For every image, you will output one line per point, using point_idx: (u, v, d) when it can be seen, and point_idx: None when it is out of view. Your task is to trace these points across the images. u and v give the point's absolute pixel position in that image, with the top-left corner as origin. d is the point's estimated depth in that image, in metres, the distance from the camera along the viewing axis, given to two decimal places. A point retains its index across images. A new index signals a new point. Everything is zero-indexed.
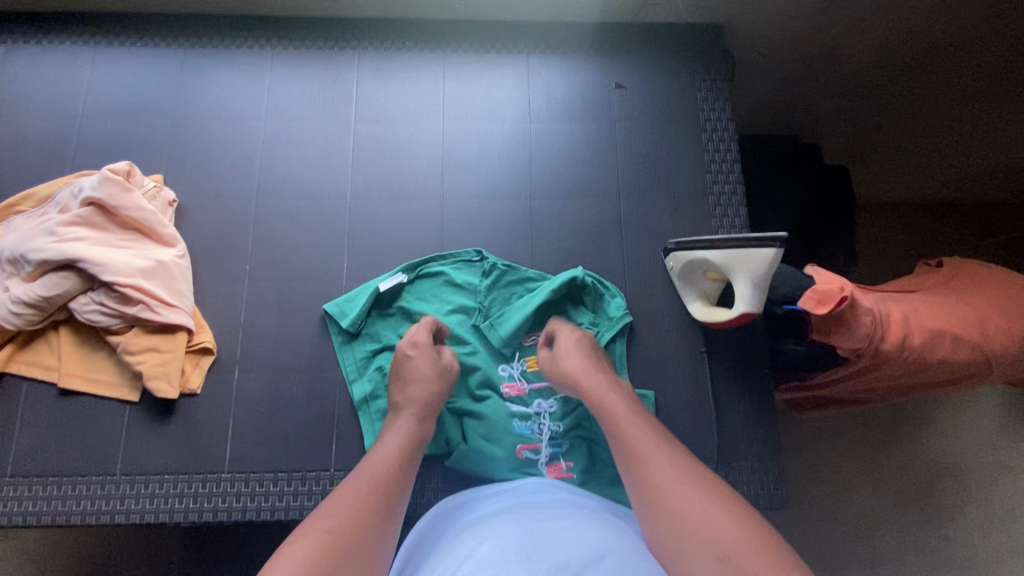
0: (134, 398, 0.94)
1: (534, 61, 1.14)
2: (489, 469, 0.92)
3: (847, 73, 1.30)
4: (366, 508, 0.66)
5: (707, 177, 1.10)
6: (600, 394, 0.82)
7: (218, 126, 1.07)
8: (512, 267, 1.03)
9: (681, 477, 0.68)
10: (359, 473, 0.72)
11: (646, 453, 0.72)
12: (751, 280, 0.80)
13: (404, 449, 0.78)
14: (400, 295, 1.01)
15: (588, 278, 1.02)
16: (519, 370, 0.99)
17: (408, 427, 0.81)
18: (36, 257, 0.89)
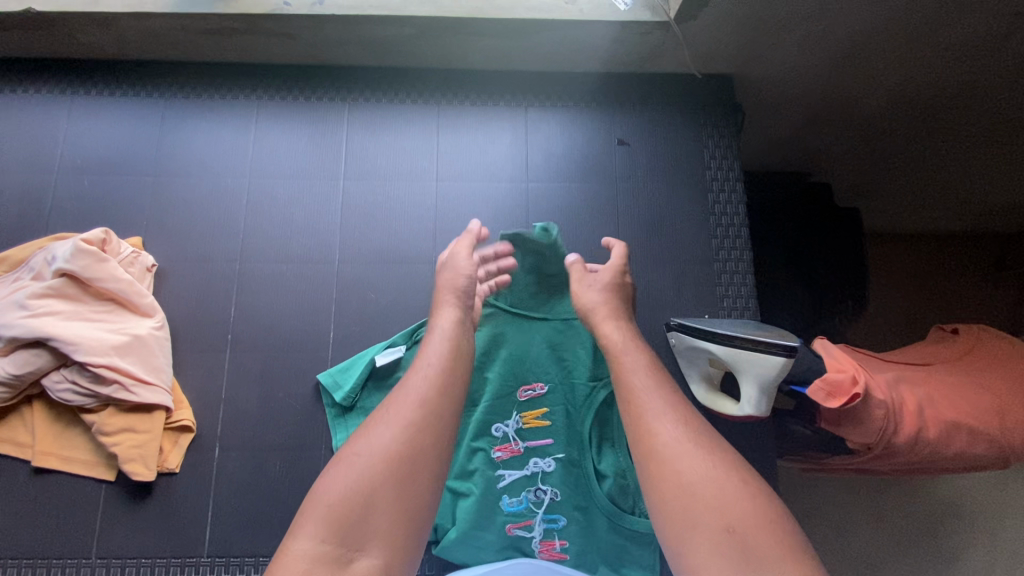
0: (110, 477, 0.90)
1: (532, 115, 1.09)
2: (478, 555, 0.89)
3: (856, 120, 1.19)
4: (400, 442, 0.63)
5: (713, 241, 1.04)
6: (615, 337, 0.77)
7: (200, 183, 1.03)
8: (517, 313, 1.00)
9: (685, 440, 0.63)
10: (400, 390, 0.69)
11: (650, 407, 0.67)
12: (757, 384, 0.75)
13: (446, 363, 0.71)
14: (397, 367, 0.96)
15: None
16: (514, 429, 0.94)
17: (449, 335, 0.75)
18: (6, 333, 0.85)
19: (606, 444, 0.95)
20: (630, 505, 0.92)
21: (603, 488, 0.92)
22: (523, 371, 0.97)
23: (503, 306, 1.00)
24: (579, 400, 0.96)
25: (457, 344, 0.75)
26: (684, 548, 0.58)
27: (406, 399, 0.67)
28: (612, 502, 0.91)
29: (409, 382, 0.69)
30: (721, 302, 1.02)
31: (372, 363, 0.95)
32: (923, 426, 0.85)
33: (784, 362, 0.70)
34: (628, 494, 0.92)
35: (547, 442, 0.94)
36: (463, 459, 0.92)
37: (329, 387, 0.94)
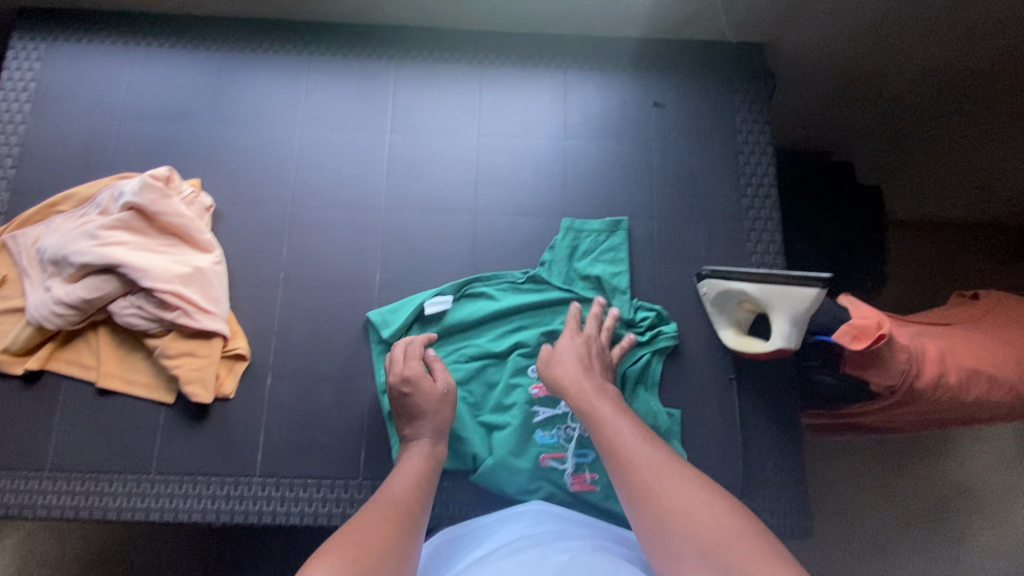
0: (169, 400, 0.95)
1: (571, 76, 1.14)
2: (512, 483, 0.93)
3: (884, 96, 1.23)
4: (385, 537, 0.70)
5: (743, 199, 1.09)
6: (587, 400, 0.84)
7: (254, 131, 1.08)
8: (567, 291, 1.03)
9: (669, 480, 0.72)
10: (379, 499, 0.77)
11: (632, 456, 0.75)
12: (790, 317, 0.81)
13: (420, 477, 0.82)
14: (444, 314, 1.02)
15: (648, 315, 1.01)
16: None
17: (424, 451, 0.86)
18: (78, 260, 0.91)
19: (639, 388, 0.98)
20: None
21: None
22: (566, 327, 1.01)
23: (555, 283, 1.03)
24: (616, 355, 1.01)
25: (430, 460, 0.85)
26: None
27: (387, 504, 0.76)
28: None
29: (388, 491, 0.79)
30: (750, 258, 1.06)
31: (423, 309, 1.01)
32: (945, 372, 0.88)
33: (818, 292, 0.76)
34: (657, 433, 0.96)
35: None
36: (501, 400, 0.98)
37: (378, 324, 0.99)
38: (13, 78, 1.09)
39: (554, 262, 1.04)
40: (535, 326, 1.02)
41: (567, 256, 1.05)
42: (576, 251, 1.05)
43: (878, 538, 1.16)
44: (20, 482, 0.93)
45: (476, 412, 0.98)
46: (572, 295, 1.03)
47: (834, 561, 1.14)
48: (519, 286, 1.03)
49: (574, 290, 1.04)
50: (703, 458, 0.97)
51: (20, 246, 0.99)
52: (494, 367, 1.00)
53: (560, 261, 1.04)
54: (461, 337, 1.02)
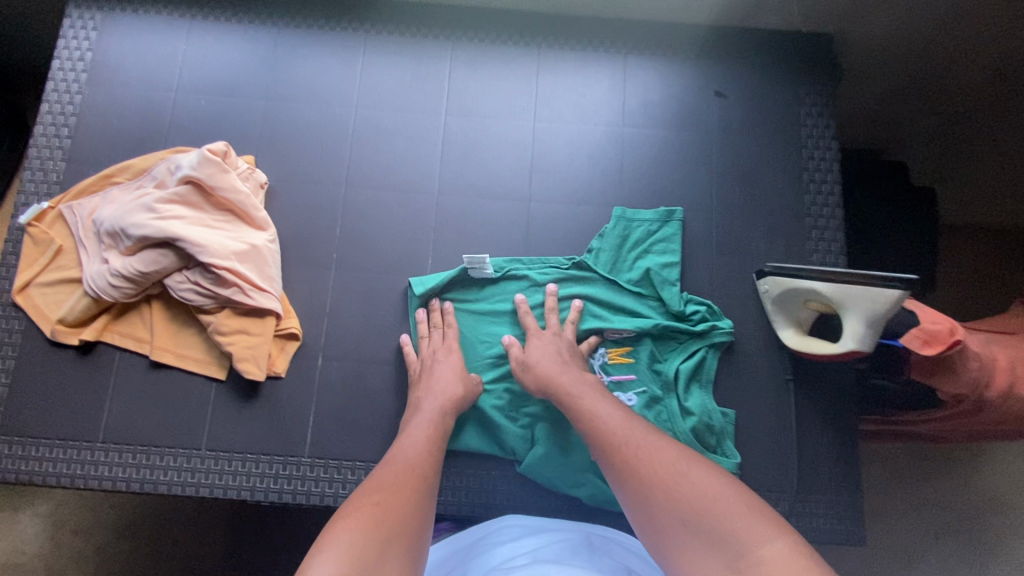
0: (221, 377, 0.95)
1: (632, 62, 1.11)
2: (561, 478, 0.92)
3: (947, 89, 1.15)
4: (404, 499, 0.72)
5: (806, 196, 1.05)
6: (571, 390, 0.86)
7: (309, 109, 1.07)
8: (612, 281, 1.02)
9: (648, 451, 0.75)
10: (392, 460, 0.79)
11: (613, 435, 0.78)
12: (864, 319, 0.78)
13: (432, 441, 0.84)
14: (484, 287, 1.02)
15: (699, 308, 0.99)
16: (601, 363, 0.98)
17: (431, 420, 0.87)
18: (136, 232, 0.91)
19: (694, 386, 0.97)
20: (712, 443, 0.94)
21: (689, 423, 0.93)
22: (610, 317, 1.00)
23: (600, 272, 1.01)
24: (663, 350, 0.99)
25: (438, 427, 0.86)
26: (668, 546, 0.67)
27: (404, 468, 0.77)
28: (696, 437, 0.93)
29: (399, 453, 0.81)
30: (811, 256, 1.03)
31: (465, 277, 1.01)
32: (1013, 387, 0.86)
33: (900, 295, 0.73)
34: (712, 433, 0.94)
35: (632, 378, 0.96)
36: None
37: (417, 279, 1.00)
38: (70, 46, 1.08)
39: (602, 251, 1.02)
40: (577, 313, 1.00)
41: (616, 246, 1.02)
42: (626, 241, 1.03)
43: None
44: (72, 452, 0.93)
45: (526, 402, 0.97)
46: (617, 285, 1.02)
47: None
48: (563, 274, 1.02)
49: (620, 281, 1.02)
50: (755, 460, 0.95)
51: (77, 216, 0.99)
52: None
53: (607, 251, 1.02)
54: (501, 313, 1.01)
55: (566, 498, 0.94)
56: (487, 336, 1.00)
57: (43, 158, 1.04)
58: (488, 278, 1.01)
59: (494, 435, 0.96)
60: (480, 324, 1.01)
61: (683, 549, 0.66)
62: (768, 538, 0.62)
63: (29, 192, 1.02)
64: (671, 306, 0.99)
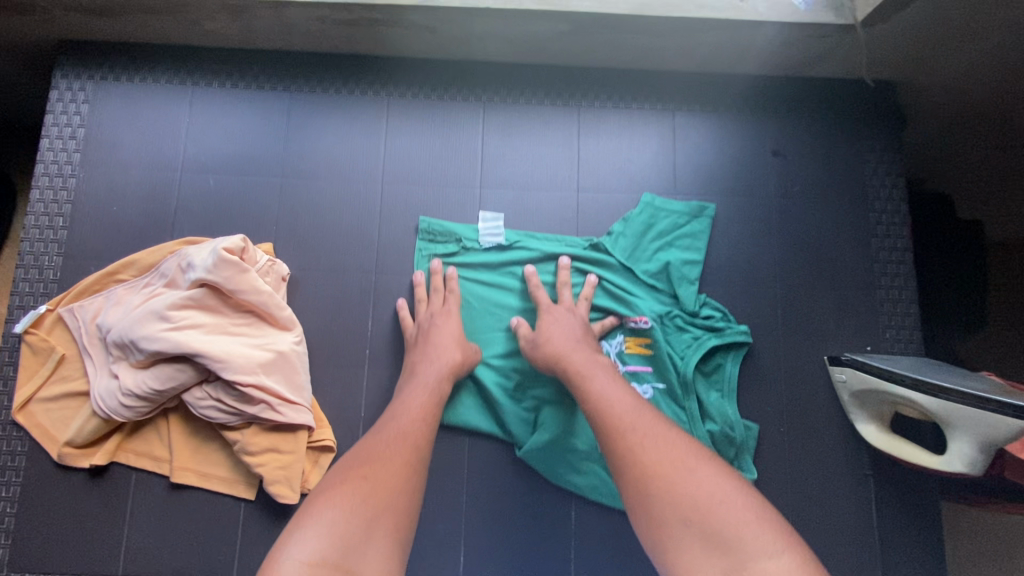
0: (250, 496, 0.87)
1: (680, 120, 1.01)
2: (561, 467, 0.88)
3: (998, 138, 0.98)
4: (395, 471, 0.66)
5: (875, 265, 0.97)
6: (581, 371, 0.78)
7: (330, 184, 0.97)
8: (628, 268, 0.95)
9: (656, 438, 0.66)
10: (382, 429, 0.73)
11: (619, 415, 0.70)
12: (976, 440, 0.72)
13: (428, 409, 0.77)
14: (493, 254, 0.95)
15: (713, 314, 0.93)
16: (616, 351, 0.92)
17: (433, 386, 0.80)
18: (149, 347, 0.81)
19: (712, 392, 0.91)
20: (730, 456, 0.88)
21: (706, 428, 0.88)
22: (625, 302, 0.93)
23: (617, 257, 0.95)
24: (681, 338, 0.92)
25: (436, 392, 0.80)
26: (661, 541, 0.59)
27: (395, 443, 0.70)
28: (713, 445, 0.87)
29: (392, 423, 0.74)
30: (883, 333, 0.95)
31: (476, 243, 0.95)
32: None
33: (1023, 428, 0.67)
34: (732, 445, 0.88)
35: (648, 370, 0.91)
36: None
37: (425, 237, 0.95)
38: (59, 122, 0.97)
39: (623, 235, 0.96)
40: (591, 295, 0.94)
41: (638, 233, 0.96)
42: (650, 229, 0.96)
43: None
44: None
45: (587, 511, 0.89)
46: (633, 274, 0.95)
47: None
48: (578, 253, 0.95)
49: (637, 270, 0.95)
50: (836, 563, 0.88)
51: (79, 321, 0.89)
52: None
53: (628, 237, 0.96)
54: (510, 287, 0.95)
55: None
56: (494, 308, 0.94)
57: (37, 253, 0.94)
58: (499, 246, 0.95)
59: (493, 411, 0.90)
60: (488, 294, 0.94)
61: (676, 546, 0.58)
62: (773, 549, 0.55)
63: (25, 293, 0.93)
64: (686, 300, 0.93)
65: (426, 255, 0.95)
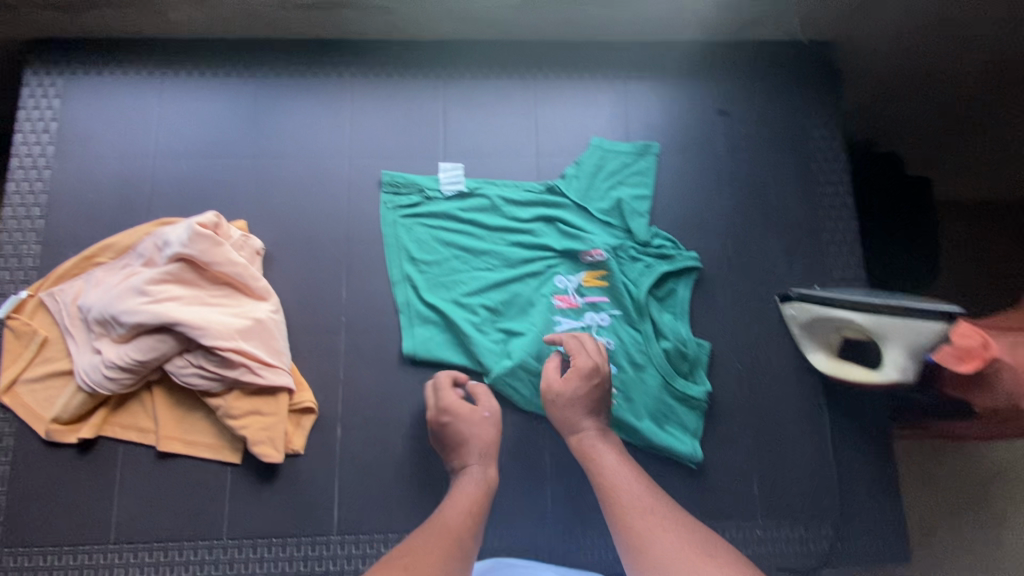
0: (235, 460, 0.90)
1: (631, 86, 1.07)
2: (530, 391, 0.93)
3: None
4: (440, 559, 0.69)
5: (819, 211, 1.04)
6: (590, 445, 0.83)
7: (300, 161, 1.01)
8: (583, 207, 1.01)
9: (669, 528, 0.73)
10: (427, 524, 0.75)
11: (635, 503, 0.76)
12: (906, 348, 0.85)
13: (475, 503, 0.79)
14: (455, 202, 1.01)
15: (663, 244, 1.00)
16: (574, 285, 0.98)
17: (483, 479, 0.82)
18: (129, 320, 0.84)
19: (665, 314, 0.97)
20: (684, 371, 0.95)
21: (660, 346, 0.95)
22: (580, 238, 0.99)
23: (571, 198, 1.01)
24: (633, 268, 0.98)
25: (483, 487, 0.81)
26: None
27: (440, 534, 0.73)
28: (667, 362, 0.95)
29: (439, 513, 0.77)
30: (830, 272, 1.01)
31: (437, 191, 1.01)
32: None
33: (946, 327, 0.82)
34: (685, 360, 0.95)
35: (605, 299, 0.98)
36: (516, 306, 0.97)
37: (390, 189, 1.00)
38: (32, 117, 1.01)
39: (576, 178, 1.02)
40: (549, 234, 1.00)
41: (590, 175, 1.02)
42: (601, 170, 1.03)
43: None
44: (84, 557, 0.87)
45: (560, 454, 0.94)
46: (587, 212, 1.01)
47: None
48: (535, 197, 1.01)
49: (591, 208, 1.01)
50: (795, 487, 0.93)
51: (60, 304, 0.92)
52: (505, 275, 0.98)
53: (581, 178, 1.02)
54: (473, 231, 1.00)
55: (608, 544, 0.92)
56: (459, 252, 0.99)
57: (16, 243, 0.97)
58: (460, 193, 1.01)
59: (463, 346, 0.95)
60: (452, 239, 0.99)
61: None
62: None
63: (5, 281, 0.95)
64: (639, 233, 0.99)
65: (391, 204, 1.00)
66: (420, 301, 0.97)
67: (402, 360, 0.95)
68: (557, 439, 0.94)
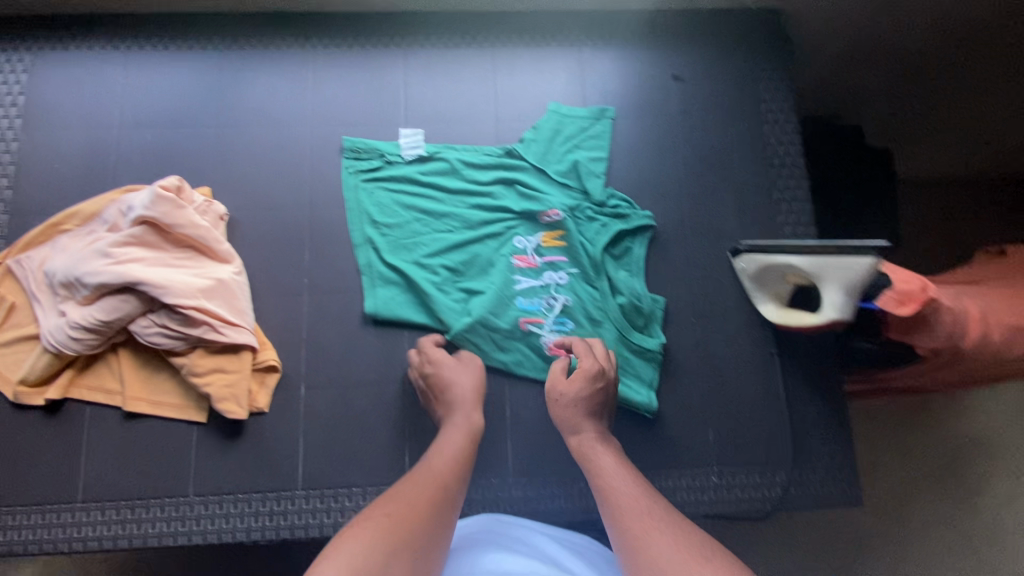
0: (202, 419, 0.92)
1: (587, 52, 1.10)
2: (489, 347, 0.96)
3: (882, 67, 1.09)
4: (421, 513, 0.65)
5: (771, 170, 1.07)
6: (589, 445, 0.81)
7: (263, 129, 1.03)
8: (540, 170, 1.04)
9: (662, 528, 0.64)
10: (412, 476, 0.73)
11: (628, 501, 0.68)
12: (842, 287, 0.87)
13: (464, 449, 0.78)
14: (416, 167, 1.03)
15: (619, 204, 1.02)
16: (533, 245, 1.01)
17: (468, 423, 0.83)
18: (92, 280, 0.86)
19: (622, 271, 1.00)
20: (640, 325, 0.98)
21: (616, 301, 0.98)
22: (538, 199, 1.01)
23: (529, 161, 1.04)
24: (590, 228, 1.01)
25: (472, 434, 0.81)
26: None
27: (426, 482, 0.71)
28: (623, 317, 0.97)
29: (426, 463, 0.75)
30: (782, 229, 1.04)
31: (398, 156, 1.03)
32: None
33: (876, 263, 0.85)
34: (640, 314, 0.98)
35: (563, 258, 1.00)
36: (476, 266, 1.00)
37: (351, 155, 1.03)
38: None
39: (534, 142, 1.05)
40: (508, 197, 1.02)
41: (548, 138, 1.05)
42: (558, 135, 1.05)
43: None
44: (52, 516, 0.88)
45: (520, 408, 0.96)
46: (545, 174, 1.04)
47: None
48: (494, 160, 1.03)
49: (549, 171, 1.03)
50: (750, 435, 0.96)
51: (28, 270, 0.94)
52: (465, 236, 1.00)
53: (539, 142, 1.05)
54: (433, 195, 1.03)
55: (568, 494, 0.94)
56: (420, 215, 1.02)
57: None
58: (421, 158, 1.04)
59: (424, 306, 0.98)
60: (414, 203, 1.02)
61: None
62: None
63: None
64: (595, 194, 1.02)
65: (353, 170, 1.03)
66: (383, 263, 0.99)
67: (365, 321, 0.98)
68: (517, 395, 0.96)
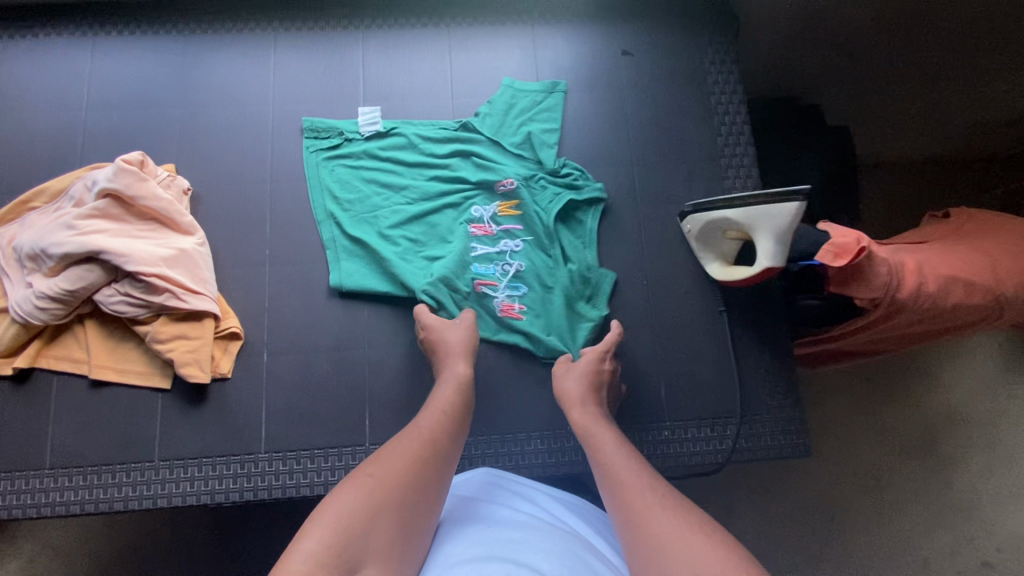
0: (166, 385, 0.95)
1: (540, 31, 1.15)
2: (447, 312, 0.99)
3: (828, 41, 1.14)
4: (407, 468, 0.66)
5: (719, 138, 1.11)
6: (590, 424, 0.80)
7: (226, 109, 1.07)
8: (495, 142, 1.08)
9: (661, 503, 0.62)
10: (402, 435, 0.73)
11: (630, 478, 0.67)
12: (773, 234, 0.87)
13: (451, 406, 0.79)
14: (375, 143, 1.07)
15: (570, 172, 1.06)
16: (490, 214, 1.04)
17: (455, 374, 0.85)
18: (57, 251, 0.89)
19: (574, 237, 1.04)
20: (592, 287, 1.01)
21: (569, 265, 1.01)
22: (493, 169, 1.05)
23: (484, 134, 1.07)
24: (544, 195, 1.05)
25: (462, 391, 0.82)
26: None
27: (413, 440, 0.70)
28: (576, 279, 1.01)
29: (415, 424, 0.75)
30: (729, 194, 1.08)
31: (357, 133, 1.07)
32: (997, 288, 0.86)
33: (799, 205, 0.84)
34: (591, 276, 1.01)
35: (518, 226, 1.04)
36: (435, 236, 1.03)
37: (311, 133, 1.06)
38: None
39: (489, 116, 1.09)
40: (464, 168, 1.06)
41: (502, 112, 1.09)
42: (512, 109, 1.09)
43: (878, 466, 1.18)
44: (21, 483, 0.91)
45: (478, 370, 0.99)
46: (500, 147, 1.07)
47: (839, 489, 1.17)
48: (450, 134, 1.07)
49: (503, 143, 1.07)
50: (702, 391, 0.99)
51: None
52: (423, 206, 1.04)
53: (494, 116, 1.08)
54: (393, 170, 1.06)
55: (526, 452, 0.95)
56: (380, 189, 1.06)
57: None
58: (379, 134, 1.07)
59: (384, 275, 1.01)
60: (374, 178, 1.06)
61: None
62: None
63: None
64: (548, 163, 1.06)
65: (314, 146, 1.06)
66: (345, 236, 1.03)
67: (328, 292, 1.01)
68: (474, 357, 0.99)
